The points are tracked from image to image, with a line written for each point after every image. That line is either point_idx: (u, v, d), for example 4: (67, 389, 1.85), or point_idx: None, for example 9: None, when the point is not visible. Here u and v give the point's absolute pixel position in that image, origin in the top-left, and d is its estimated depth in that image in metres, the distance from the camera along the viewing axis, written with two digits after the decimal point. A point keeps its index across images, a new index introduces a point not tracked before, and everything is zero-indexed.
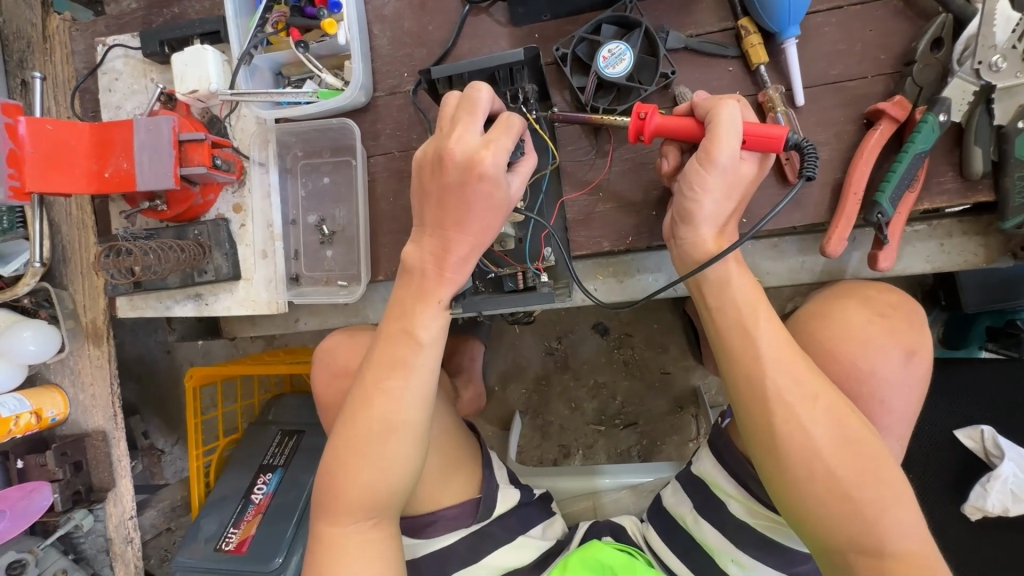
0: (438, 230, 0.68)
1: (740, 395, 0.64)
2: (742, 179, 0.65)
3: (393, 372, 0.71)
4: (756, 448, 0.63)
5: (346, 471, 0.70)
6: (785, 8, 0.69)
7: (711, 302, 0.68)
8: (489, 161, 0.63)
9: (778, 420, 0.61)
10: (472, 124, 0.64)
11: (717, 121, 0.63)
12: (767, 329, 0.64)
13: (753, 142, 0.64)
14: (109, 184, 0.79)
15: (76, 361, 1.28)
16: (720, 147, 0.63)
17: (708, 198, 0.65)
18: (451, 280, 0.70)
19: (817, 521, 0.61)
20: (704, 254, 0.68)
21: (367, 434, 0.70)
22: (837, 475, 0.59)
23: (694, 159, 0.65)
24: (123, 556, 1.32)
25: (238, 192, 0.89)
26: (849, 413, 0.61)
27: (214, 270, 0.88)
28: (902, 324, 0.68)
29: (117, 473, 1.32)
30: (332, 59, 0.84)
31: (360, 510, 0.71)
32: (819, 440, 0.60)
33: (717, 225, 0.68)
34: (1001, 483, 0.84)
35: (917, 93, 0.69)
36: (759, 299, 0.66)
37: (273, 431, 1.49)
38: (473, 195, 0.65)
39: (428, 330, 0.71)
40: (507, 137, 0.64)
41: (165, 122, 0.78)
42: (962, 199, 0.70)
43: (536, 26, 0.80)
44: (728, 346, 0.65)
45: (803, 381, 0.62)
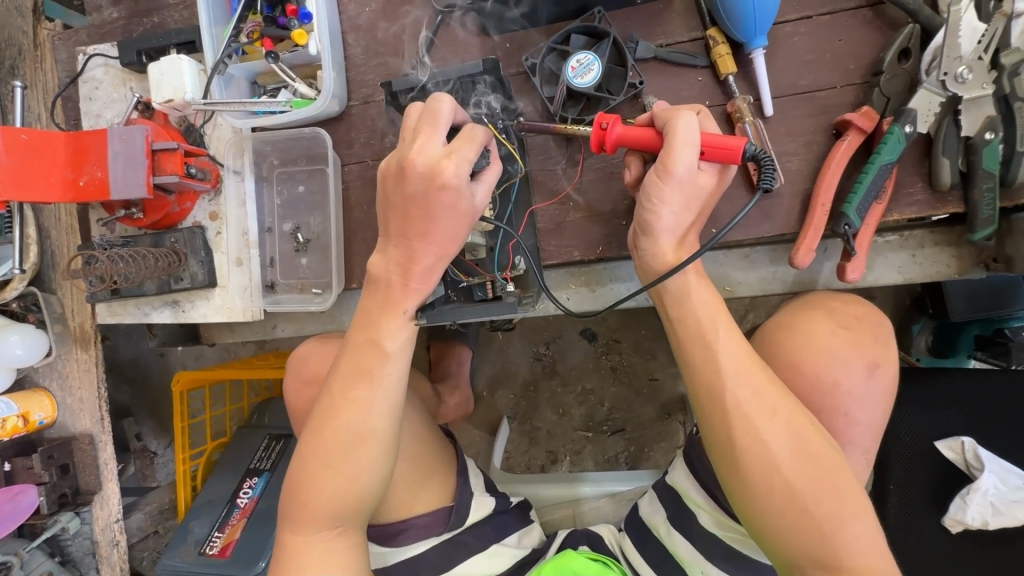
0: (402, 240, 0.68)
1: (701, 407, 0.64)
2: (701, 190, 0.66)
3: (360, 382, 0.71)
4: (716, 461, 0.63)
5: (312, 480, 0.71)
6: (751, 18, 0.68)
7: (673, 314, 0.68)
8: (451, 170, 0.63)
9: (737, 433, 0.61)
10: (436, 134, 0.64)
11: (674, 132, 0.63)
12: (728, 342, 0.63)
13: (711, 153, 0.64)
14: (84, 193, 0.80)
15: (64, 364, 1.30)
16: (676, 159, 0.62)
17: (666, 210, 0.65)
18: (414, 292, 0.70)
19: (775, 535, 0.60)
20: (665, 265, 0.68)
21: (332, 443, 0.71)
22: (796, 489, 0.59)
23: (652, 171, 0.65)
24: (109, 558, 1.33)
25: (215, 200, 0.90)
26: (810, 427, 0.61)
27: (190, 277, 0.89)
28: (868, 337, 0.67)
29: (104, 476, 1.33)
30: (306, 68, 0.84)
31: (326, 519, 0.71)
32: (778, 453, 0.60)
33: (677, 237, 0.68)
34: (981, 495, 0.84)
35: (885, 104, 0.68)
36: (720, 311, 0.66)
37: (261, 436, 1.49)
38: (437, 205, 0.64)
39: (394, 340, 0.71)
40: (473, 148, 0.64)
41: (138, 131, 0.78)
42: (932, 210, 0.70)
43: (507, 35, 0.80)
44: (690, 358, 0.65)
45: (763, 393, 0.62)
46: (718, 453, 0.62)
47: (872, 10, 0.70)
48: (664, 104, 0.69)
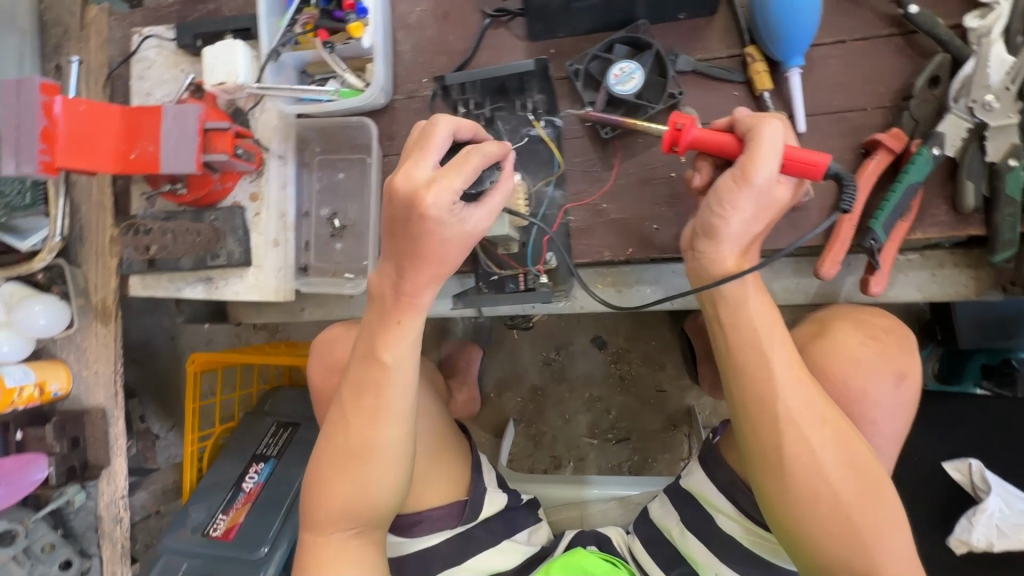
0: (392, 261, 0.71)
1: (751, 417, 0.64)
2: (774, 204, 0.64)
3: (370, 394, 0.75)
4: (761, 470, 0.64)
5: (330, 484, 0.77)
6: (790, 39, 0.72)
7: (726, 320, 0.67)
8: (437, 195, 0.63)
9: (787, 443, 0.62)
10: (427, 158, 0.66)
11: (758, 140, 0.62)
12: (782, 352, 0.64)
13: (792, 167, 0.63)
14: (134, 166, 0.83)
15: (83, 338, 1.32)
16: (758, 167, 0.61)
17: (737, 217, 0.64)
18: (411, 308, 0.72)
19: (814, 543, 0.62)
20: (722, 271, 0.67)
21: (350, 451, 0.76)
22: (841, 497, 0.62)
23: (728, 175, 0.64)
24: (111, 535, 1.34)
25: (256, 181, 0.91)
26: (854, 439, 0.63)
27: (227, 254, 0.91)
28: (894, 346, 0.68)
29: (113, 452, 1.34)
30: (356, 61, 0.88)
31: (344, 520, 0.77)
32: (826, 464, 0.62)
33: (741, 245, 0.67)
34: (987, 517, 0.85)
35: (914, 127, 0.72)
36: (776, 321, 0.66)
37: (268, 423, 1.50)
38: (422, 230, 0.65)
39: (393, 352, 0.74)
40: (466, 173, 0.65)
41: (193, 110, 0.81)
42: (953, 232, 0.72)
43: (551, 42, 0.84)
44: (741, 366, 0.65)
45: (815, 405, 0.63)
46: (767, 462, 0.63)
47: (904, 39, 0.74)
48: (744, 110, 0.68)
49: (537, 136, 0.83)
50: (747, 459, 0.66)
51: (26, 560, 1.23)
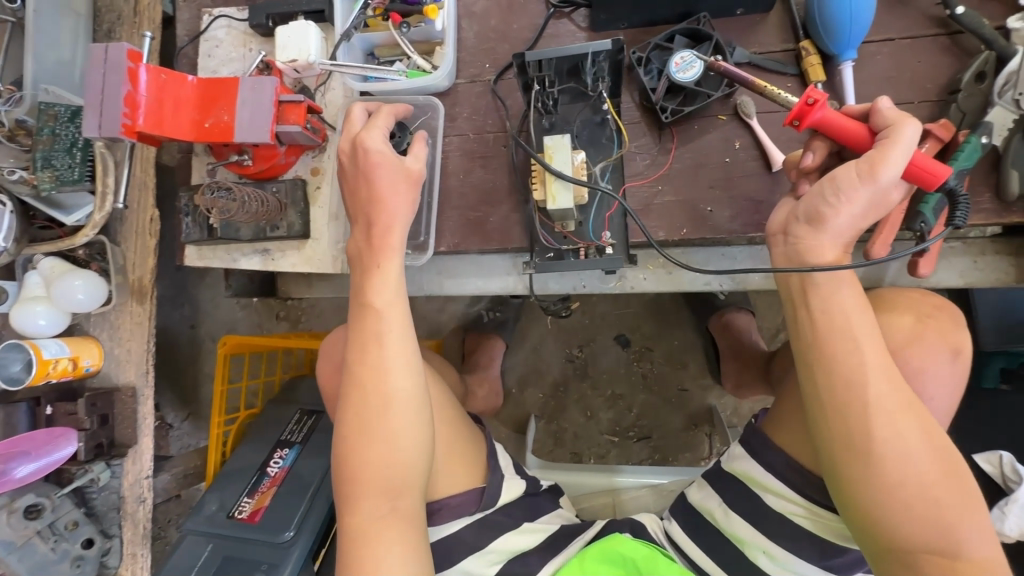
0: (363, 212, 0.82)
1: (838, 401, 0.61)
2: (886, 205, 0.64)
3: (369, 344, 0.80)
4: (847, 455, 0.60)
5: (357, 448, 0.78)
6: (846, 33, 0.77)
7: (814, 304, 0.64)
8: (369, 135, 0.82)
9: (877, 427, 0.59)
10: (355, 119, 0.85)
11: (896, 140, 0.62)
12: (870, 336, 0.61)
13: (910, 173, 0.64)
14: (208, 134, 0.85)
15: (117, 315, 1.34)
16: (888, 166, 0.61)
17: (850, 212, 0.63)
18: (385, 250, 0.81)
19: (900, 530, 0.59)
20: (822, 262, 0.64)
21: (365, 407, 0.79)
22: (928, 483, 0.59)
23: (853, 164, 0.63)
24: (133, 515, 1.33)
25: (319, 157, 0.95)
26: (935, 425, 0.61)
27: (287, 226, 0.94)
28: (947, 323, 0.69)
29: (141, 431, 1.34)
30: (423, 44, 0.92)
31: (379, 480, 0.77)
32: (915, 446, 0.59)
33: (842, 241, 0.65)
34: (1018, 506, 0.94)
35: (961, 118, 0.76)
36: (863, 308, 0.63)
37: (293, 410, 1.50)
38: (365, 164, 0.81)
39: (380, 295, 0.81)
40: (382, 122, 0.83)
41: (270, 82, 0.85)
42: (997, 218, 0.76)
43: (612, 32, 0.88)
44: (829, 350, 0.62)
45: (902, 389, 0.61)
46: (854, 448, 0.60)
47: (949, 38, 0.79)
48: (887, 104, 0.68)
49: (600, 117, 0.87)
50: (829, 446, 0.62)
51: (49, 538, 1.22)
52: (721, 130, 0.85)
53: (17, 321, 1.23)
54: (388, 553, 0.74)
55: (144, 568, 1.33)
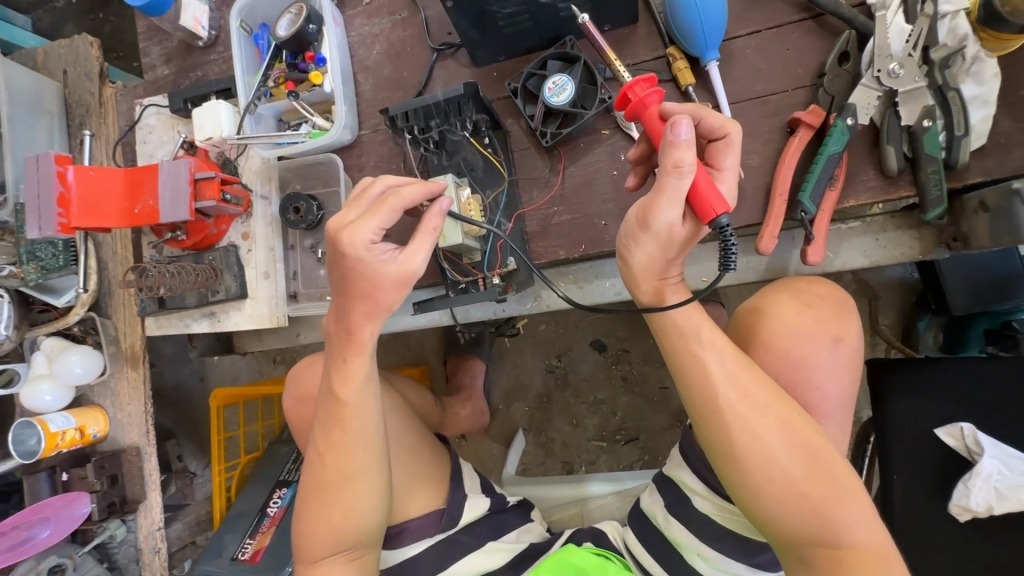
0: (343, 301, 0.73)
1: (698, 410, 0.67)
2: (677, 239, 0.64)
3: (336, 428, 0.79)
4: (718, 460, 0.66)
5: (312, 515, 0.80)
6: (701, 35, 0.77)
7: (658, 327, 0.71)
8: (354, 236, 0.68)
9: (734, 432, 0.64)
10: (368, 200, 0.71)
11: (663, 186, 0.60)
12: (715, 347, 0.66)
13: (693, 207, 0.62)
14: (138, 219, 0.93)
15: (117, 382, 1.39)
16: (657, 215, 0.61)
17: (643, 255, 0.66)
18: (354, 348, 0.76)
19: (776, 522, 0.64)
20: (647, 297, 0.70)
21: (325, 483, 0.79)
22: (793, 477, 0.63)
23: (637, 208, 0.64)
24: (151, 565, 1.41)
25: (246, 222, 1.02)
26: (797, 419, 0.65)
27: (225, 289, 1.01)
28: (830, 311, 0.71)
29: (148, 487, 1.41)
30: (323, 105, 0.98)
31: (333, 546, 0.80)
32: (774, 446, 0.63)
33: (657, 274, 0.68)
34: (982, 480, 0.87)
35: (830, 102, 0.76)
36: (702, 319, 0.68)
37: (289, 450, 1.57)
38: (349, 267, 0.70)
39: (351, 389, 0.77)
40: (375, 221, 0.68)
41: (183, 165, 0.92)
42: (886, 195, 0.75)
43: (494, 66, 0.92)
44: (683, 366, 0.68)
45: (755, 392, 0.65)
46: (718, 452, 0.65)
47: (814, 21, 0.78)
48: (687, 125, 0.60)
49: (488, 150, 0.87)
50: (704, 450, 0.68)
51: None
52: (606, 144, 0.87)
53: (25, 400, 1.31)
54: None
55: None
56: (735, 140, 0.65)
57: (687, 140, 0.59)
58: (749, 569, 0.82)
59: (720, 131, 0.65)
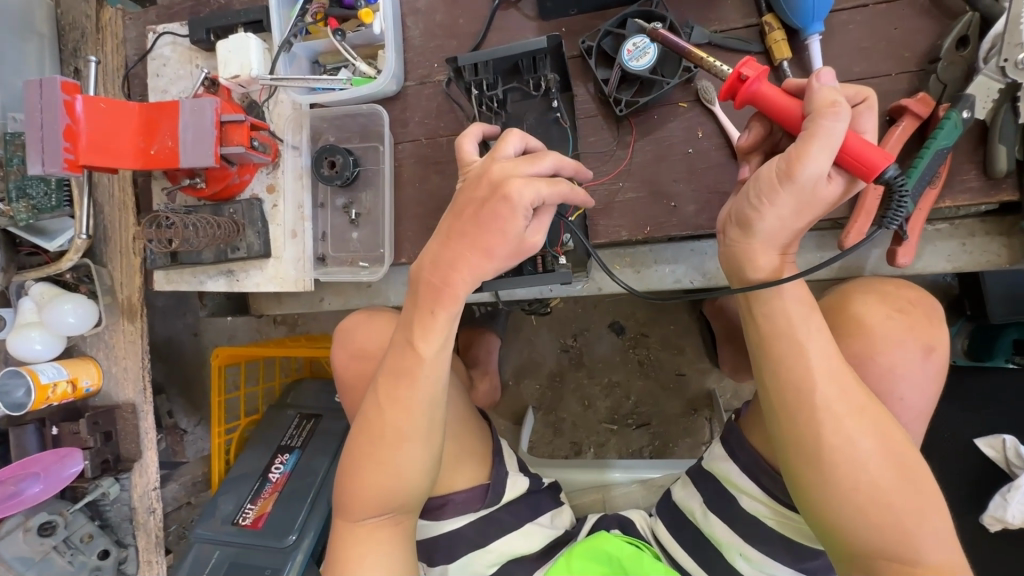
0: (453, 241, 0.65)
1: (788, 406, 0.64)
2: (819, 200, 0.62)
3: (403, 381, 0.70)
4: (802, 458, 0.63)
5: (358, 469, 0.73)
6: (809, 5, 0.70)
7: (759, 311, 0.67)
8: (518, 189, 0.62)
9: (826, 433, 0.62)
10: (505, 150, 0.67)
11: (819, 131, 0.58)
12: (820, 342, 0.64)
13: (845, 162, 0.61)
14: (154, 161, 0.84)
15: (111, 334, 1.24)
16: (810, 163, 0.58)
17: (778, 214, 0.62)
18: (442, 300, 0.67)
19: (848, 531, 0.62)
20: (761, 276, 0.66)
21: (377, 436, 0.72)
22: (881, 485, 0.61)
23: (774, 165, 0.61)
24: (145, 525, 1.27)
25: (273, 173, 0.93)
26: (892, 429, 0.62)
27: (247, 246, 0.93)
28: (923, 320, 0.68)
29: (144, 445, 1.27)
30: (367, 49, 0.89)
31: (375, 507, 0.73)
32: (865, 452, 0.61)
33: (778, 241, 0.66)
34: (1021, 494, 0.82)
35: (941, 91, 0.69)
36: (812, 307, 0.66)
37: (290, 415, 1.40)
38: (491, 216, 0.63)
39: (429, 342, 0.69)
40: (548, 189, 0.63)
41: (208, 103, 0.82)
42: (985, 198, 0.70)
43: (563, 20, 0.83)
44: (779, 356, 0.65)
45: (851, 393, 0.63)
46: (803, 450, 0.63)
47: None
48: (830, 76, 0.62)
49: (553, 113, 0.83)
50: (784, 449, 0.65)
51: (66, 551, 1.19)
52: (681, 118, 0.80)
53: (12, 347, 1.16)
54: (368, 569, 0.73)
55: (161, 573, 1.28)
56: (874, 102, 0.63)
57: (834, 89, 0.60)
58: (796, 574, 0.81)
59: (857, 96, 0.63)
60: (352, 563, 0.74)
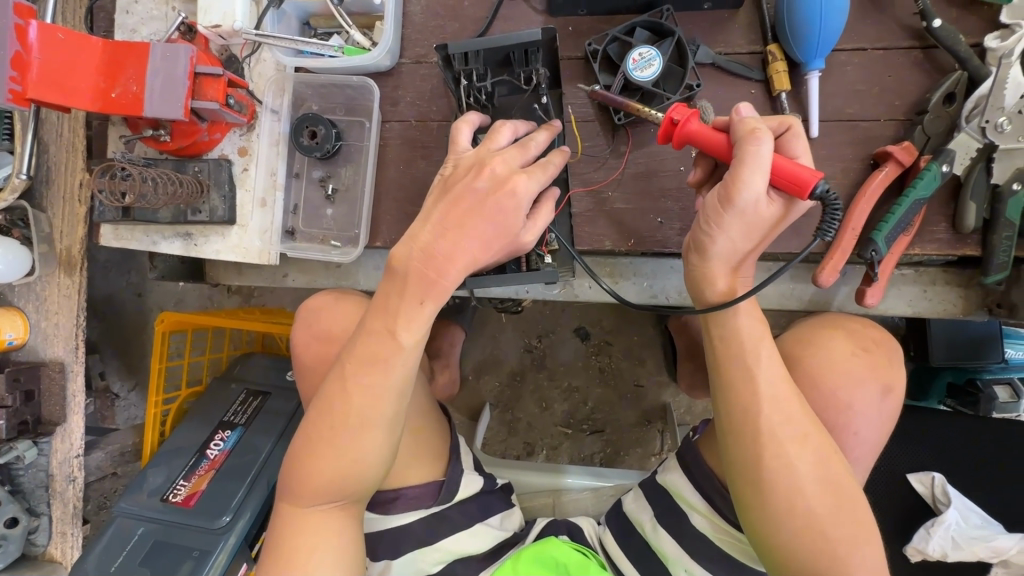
0: (447, 228, 0.62)
1: (734, 427, 0.65)
2: (762, 220, 0.64)
3: (370, 370, 0.67)
4: (742, 477, 0.65)
5: (311, 456, 0.70)
6: (814, 41, 0.71)
7: (715, 330, 0.69)
8: (523, 183, 0.62)
9: (767, 454, 0.63)
10: (498, 141, 0.67)
11: (744, 158, 0.61)
12: (770, 365, 0.65)
13: (779, 184, 0.63)
14: (115, 105, 0.76)
15: (44, 286, 1.14)
16: (743, 189, 0.61)
17: (726, 236, 0.65)
18: (434, 292, 0.63)
19: (784, 553, 0.63)
20: (717, 296, 0.68)
21: (331, 423, 0.68)
22: (815, 511, 0.62)
23: (714, 193, 0.64)
24: (63, 494, 1.16)
25: (246, 135, 0.87)
26: (833, 457, 0.64)
27: (210, 210, 0.86)
28: (883, 360, 0.71)
29: (70, 408, 1.16)
30: (364, 18, 0.85)
31: (326, 495, 0.71)
32: (806, 478, 0.62)
33: (732, 264, 0.68)
34: (944, 529, 0.87)
35: (924, 142, 0.72)
36: (764, 333, 0.67)
37: (236, 390, 1.32)
38: (499, 207, 0.62)
39: (410, 333, 0.65)
40: (545, 178, 0.64)
41: (182, 50, 0.75)
42: (951, 250, 0.74)
43: (570, 19, 0.81)
44: (729, 376, 0.66)
45: (796, 420, 0.64)
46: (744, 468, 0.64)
47: (923, 53, 0.74)
48: (748, 108, 0.65)
49: (539, 109, 0.79)
50: (728, 467, 0.66)
51: None
52: None
53: None
54: (316, 557, 0.71)
55: (75, 548, 1.17)
56: (799, 128, 0.66)
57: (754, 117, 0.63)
58: None
59: (782, 125, 0.66)
60: (299, 551, 0.71)
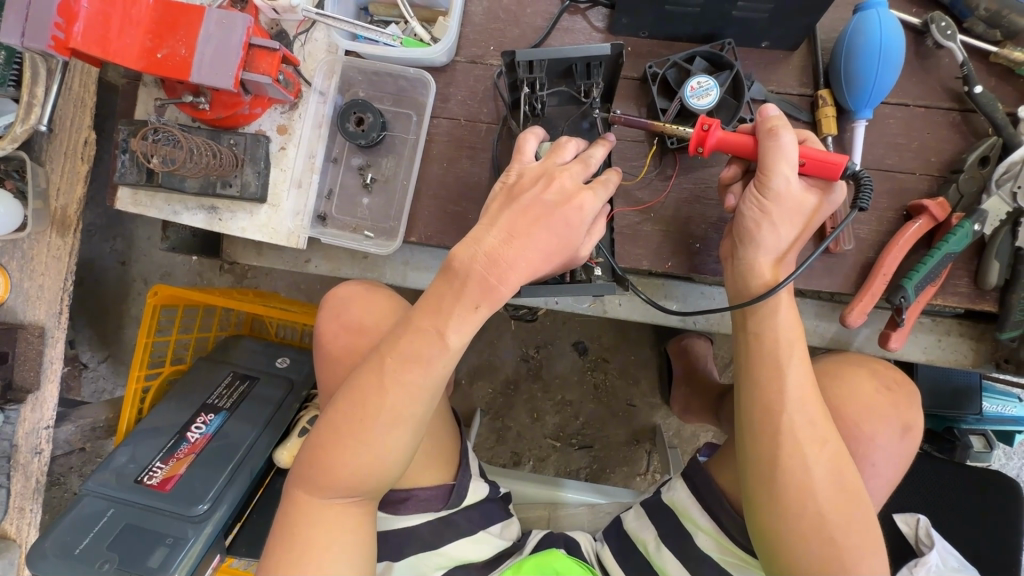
0: (506, 237, 0.63)
1: (755, 427, 0.66)
2: (802, 206, 0.67)
3: (410, 364, 0.65)
4: (758, 480, 0.65)
5: (334, 441, 0.67)
6: (867, 91, 0.74)
7: (751, 331, 0.69)
8: (590, 201, 0.64)
9: (785, 458, 0.63)
10: (563, 154, 0.67)
11: (772, 150, 0.65)
12: (797, 370, 0.66)
13: (812, 171, 0.66)
14: (160, 67, 0.73)
15: (32, 243, 0.99)
16: (774, 175, 0.65)
17: (768, 224, 0.67)
18: (490, 298, 0.64)
19: (791, 557, 0.63)
20: (763, 284, 0.69)
21: (358, 401, 0.66)
22: (828, 520, 0.62)
23: (754, 185, 0.67)
24: (26, 468, 1.01)
25: (288, 114, 0.84)
26: (849, 467, 0.64)
27: (241, 185, 0.83)
28: (903, 401, 0.74)
29: (48, 376, 1.02)
30: (425, 11, 0.85)
31: (346, 486, 0.68)
32: (820, 483, 0.63)
33: (777, 254, 0.69)
34: (925, 570, 0.85)
35: (958, 200, 0.75)
36: (798, 342, 0.67)
37: (222, 372, 1.13)
38: (564, 220, 0.63)
39: (458, 335, 0.65)
40: (607, 198, 0.66)
41: (240, 19, 0.73)
42: (970, 304, 0.77)
43: (631, 40, 0.83)
44: (756, 379, 0.67)
45: (818, 425, 0.64)
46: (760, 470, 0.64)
47: (960, 116, 0.79)
48: (771, 111, 0.69)
49: (588, 122, 0.80)
50: (745, 471, 0.67)
51: None
52: (721, 164, 0.81)
53: None
54: (329, 552, 0.68)
55: (33, 526, 1.03)
56: (812, 133, 0.71)
57: (776, 116, 0.68)
58: None
59: (799, 134, 0.70)
60: (310, 543, 0.68)
